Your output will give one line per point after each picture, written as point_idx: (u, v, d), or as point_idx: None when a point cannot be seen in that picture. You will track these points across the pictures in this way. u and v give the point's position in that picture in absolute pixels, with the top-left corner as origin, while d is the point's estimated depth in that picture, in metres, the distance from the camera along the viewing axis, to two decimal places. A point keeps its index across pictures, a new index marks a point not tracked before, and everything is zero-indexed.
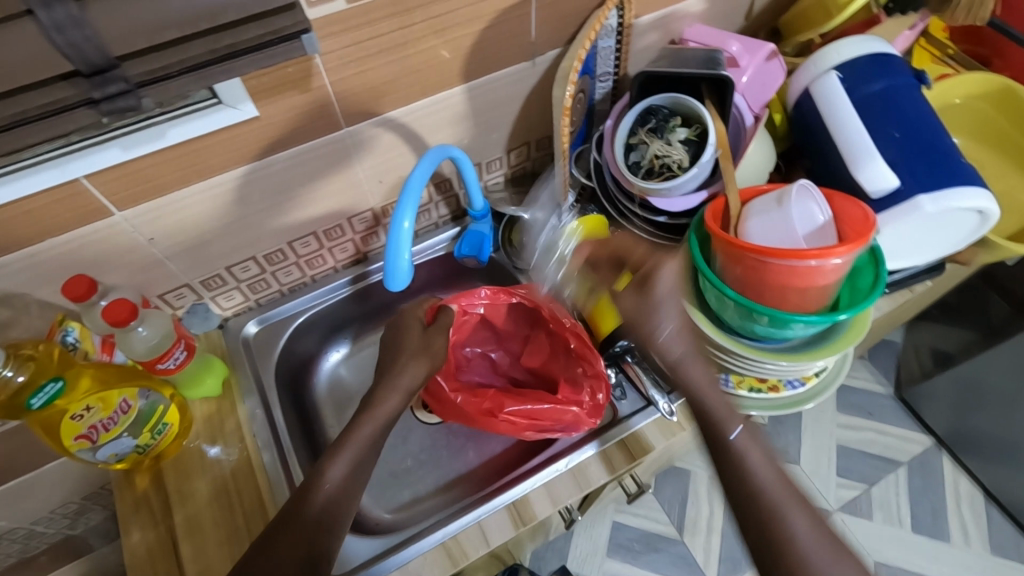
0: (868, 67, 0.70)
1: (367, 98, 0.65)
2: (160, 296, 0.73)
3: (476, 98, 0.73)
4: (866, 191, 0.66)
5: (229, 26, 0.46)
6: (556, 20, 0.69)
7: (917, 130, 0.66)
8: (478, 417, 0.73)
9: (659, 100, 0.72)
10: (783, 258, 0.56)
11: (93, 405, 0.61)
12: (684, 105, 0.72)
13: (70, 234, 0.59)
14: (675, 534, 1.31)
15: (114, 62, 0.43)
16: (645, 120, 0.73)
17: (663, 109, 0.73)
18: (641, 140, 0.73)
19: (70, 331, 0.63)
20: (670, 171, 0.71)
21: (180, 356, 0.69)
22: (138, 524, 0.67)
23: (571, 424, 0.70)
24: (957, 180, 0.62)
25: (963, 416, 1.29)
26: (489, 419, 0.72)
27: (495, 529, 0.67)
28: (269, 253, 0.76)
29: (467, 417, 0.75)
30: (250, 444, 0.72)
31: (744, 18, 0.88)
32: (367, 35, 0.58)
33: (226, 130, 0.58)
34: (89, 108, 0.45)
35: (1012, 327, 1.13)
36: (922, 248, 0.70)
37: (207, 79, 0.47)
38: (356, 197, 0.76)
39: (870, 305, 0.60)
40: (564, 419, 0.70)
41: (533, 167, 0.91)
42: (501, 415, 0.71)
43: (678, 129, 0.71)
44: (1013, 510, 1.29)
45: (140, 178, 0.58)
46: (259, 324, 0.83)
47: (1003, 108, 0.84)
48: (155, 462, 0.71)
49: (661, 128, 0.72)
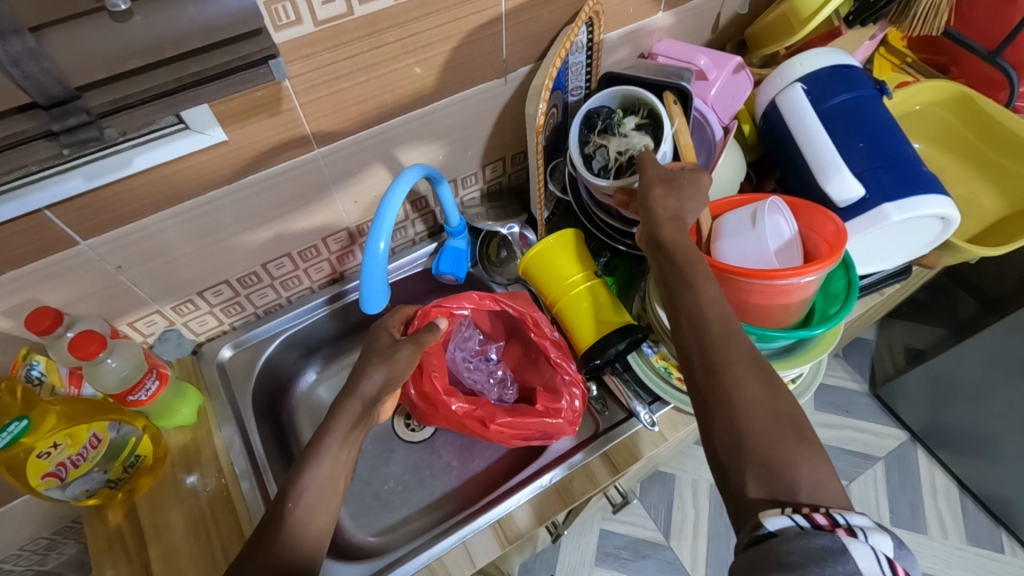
0: (831, 79, 0.72)
1: (339, 119, 0.64)
2: (130, 325, 0.71)
3: (450, 115, 0.73)
4: (834, 201, 0.67)
5: (194, 54, 0.46)
6: (527, 37, 0.70)
7: (880, 141, 0.68)
8: (467, 424, 0.71)
9: (596, 101, 0.73)
10: (761, 278, 0.57)
11: (61, 442, 0.60)
12: (620, 99, 0.73)
13: (33, 266, 0.57)
14: (662, 539, 1.31)
15: (73, 93, 0.42)
16: (590, 125, 0.73)
17: (601, 109, 0.73)
18: (595, 147, 0.72)
19: (34, 364, 0.61)
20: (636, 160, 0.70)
21: (151, 386, 0.67)
22: (111, 562, 0.65)
23: (553, 432, 0.71)
24: (919, 189, 0.64)
25: (935, 410, 1.33)
26: (478, 428, 0.71)
27: (481, 549, 0.67)
28: (243, 276, 0.75)
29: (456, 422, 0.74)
30: (228, 472, 0.71)
31: (711, 30, 0.90)
32: (337, 57, 0.58)
33: (195, 156, 0.57)
34: (50, 140, 0.44)
35: (978, 322, 1.17)
36: (891, 252, 0.71)
37: (172, 107, 0.47)
38: (330, 217, 0.76)
39: (846, 317, 0.62)
40: (547, 429, 0.70)
41: (509, 182, 0.91)
42: (491, 425, 0.70)
43: (625, 121, 0.72)
44: (986, 500, 1.32)
45: (106, 206, 0.57)
46: (233, 348, 0.81)
47: (962, 115, 0.87)
48: (129, 497, 0.69)
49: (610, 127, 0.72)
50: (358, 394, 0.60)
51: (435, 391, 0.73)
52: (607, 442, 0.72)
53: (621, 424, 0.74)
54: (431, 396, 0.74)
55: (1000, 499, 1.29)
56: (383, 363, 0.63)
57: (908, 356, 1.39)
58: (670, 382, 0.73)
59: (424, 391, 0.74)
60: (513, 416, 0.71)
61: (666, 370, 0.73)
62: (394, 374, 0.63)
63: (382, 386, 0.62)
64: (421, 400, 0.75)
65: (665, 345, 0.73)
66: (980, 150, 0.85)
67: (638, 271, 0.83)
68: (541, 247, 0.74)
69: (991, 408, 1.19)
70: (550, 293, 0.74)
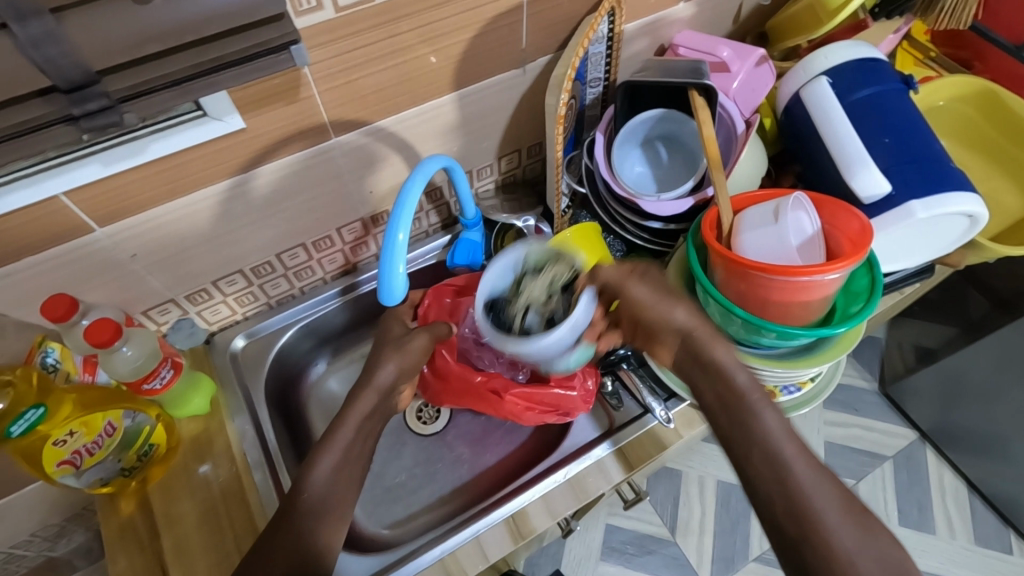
0: (855, 72, 0.70)
1: (355, 108, 0.63)
2: (144, 313, 0.71)
3: (466, 105, 0.72)
4: (858, 197, 0.66)
5: (214, 39, 0.45)
6: (547, 27, 0.68)
7: (906, 136, 0.66)
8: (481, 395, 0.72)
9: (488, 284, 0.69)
10: (784, 275, 0.56)
11: (76, 430, 0.60)
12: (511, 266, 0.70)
13: (48, 253, 0.57)
14: (668, 535, 1.31)
15: (95, 78, 0.41)
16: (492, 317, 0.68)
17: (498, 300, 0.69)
18: (522, 315, 0.67)
19: (50, 352, 0.61)
20: (568, 288, 0.68)
21: (166, 374, 0.67)
22: (123, 552, 0.65)
23: (567, 408, 0.71)
24: (947, 186, 0.63)
25: (945, 410, 1.32)
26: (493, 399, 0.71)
27: (494, 544, 0.66)
28: (256, 266, 0.74)
29: (477, 394, 0.73)
30: (240, 463, 0.70)
31: (732, 22, 0.88)
32: (356, 44, 0.57)
33: (212, 143, 0.56)
34: (68, 125, 0.43)
35: (989, 322, 1.16)
36: (913, 251, 0.70)
37: (190, 93, 0.46)
38: (345, 207, 0.75)
39: (867, 317, 0.60)
40: (563, 402, 0.70)
41: (524, 174, 0.90)
42: (506, 396, 0.70)
43: (527, 281, 0.69)
44: (997, 501, 1.31)
45: (121, 194, 0.56)
46: (246, 339, 0.81)
47: (985, 112, 0.85)
48: (141, 486, 0.68)
49: (506, 300, 0.69)
50: (373, 385, 0.61)
51: (447, 363, 0.72)
52: (619, 440, 0.72)
53: (628, 425, 0.73)
54: (444, 371, 0.73)
55: (1010, 501, 1.28)
56: (395, 355, 0.64)
57: (917, 356, 1.38)
58: (686, 379, 0.72)
59: (438, 368, 0.73)
60: (528, 388, 0.71)
61: None
62: (406, 365, 0.64)
63: (397, 375, 0.63)
64: (438, 377, 0.74)
65: None
66: (1003, 146, 0.84)
67: None
68: (558, 240, 0.72)
69: (1002, 409, 1.18)
70: None
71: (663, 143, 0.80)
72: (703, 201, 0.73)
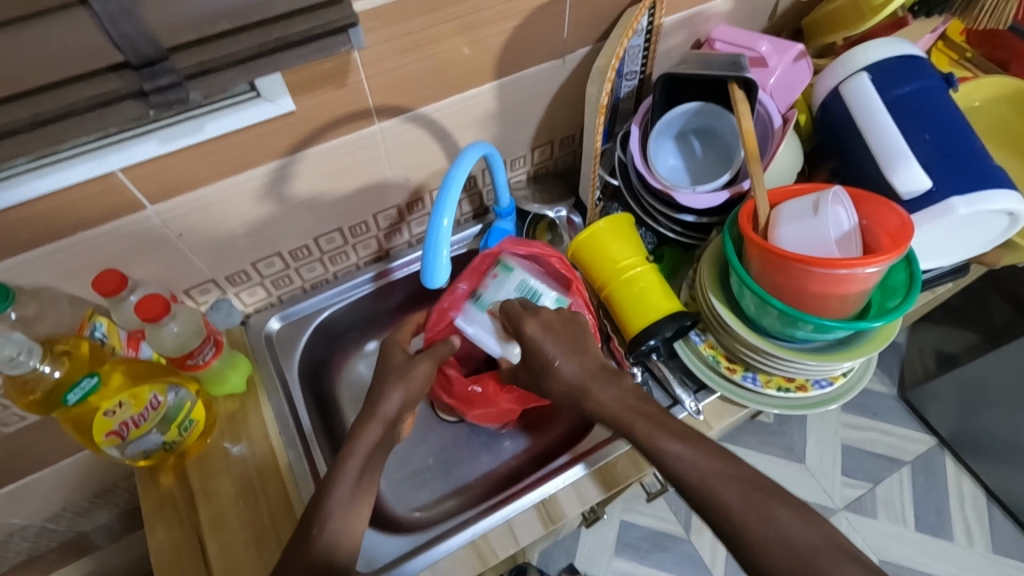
0: (896, 69, 0.70)
1: (399, 95, 0.64)
2: (186, 292, 0.72)
3: (504, 94, 0.73)
4: (897, 192, 0.66)
5: (277, 20, 0.46)
6: (588, 18, 0.69)
7: (948, 132, 0.66)
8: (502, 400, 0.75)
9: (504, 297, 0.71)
10: (822, 267, 0.57)
11: (125, 402, 0.61)
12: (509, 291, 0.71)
13: (101, 228, 0.58)
14: (682, 533, 1.31)
15: (163, 54, 0.43)
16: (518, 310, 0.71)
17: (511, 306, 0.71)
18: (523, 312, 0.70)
19: (98, 326, 0.62)
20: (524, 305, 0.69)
21: (208, 353, 0.68)
22: (163, 523, 0.66)
23: None
24: (989, 183, 0.63)
25: (966, 416, 1.31)
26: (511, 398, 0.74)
27: (524, 528, 0.67)
28: (294, 249, 0.76)
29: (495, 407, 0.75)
30: (274, 441, 0.72)
31: (768, 19, 0.89)
32: (405, 30, 0.58)
33: (263, 125, 0.58)
34: (138, 100, 0.44)
35: (1013, 327, 1.15)
36: (950, 248, 0.70)
37: (252, 72, 0.47)
38: (383, 193, 0.76)
39: (905, 312, 0.60)
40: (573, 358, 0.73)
41: (555, 166, 0.91)
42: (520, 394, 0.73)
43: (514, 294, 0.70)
44: (1017, 509, 1.30)
45: (173, 172, 0.57)
46: (281, 321, 0.82)
47: (1022, 112, 0.85)
48: (180, 460, 0.70)
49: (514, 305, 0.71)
50: (379, 415, 0.60)
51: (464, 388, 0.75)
52: (600, 458, 0.70)
53: (608, 444, 0.71)
54: (466, 396, 0.75)
55: None
56: (400, 384, 0.63)
57: (938, 361, 1.36)
58: (717, 371, 0.73)
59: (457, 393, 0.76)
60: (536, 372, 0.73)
61: (713, 359, 0.73)
62: (412, 394, 0.63)
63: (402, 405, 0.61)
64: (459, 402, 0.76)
65: (715, 334, 0.73)
66: None
67: (686, 259, 0.82)
68: (592, 231, 0.74)
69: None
70: (601, 277, 0.74)
71: (697, 136, 0.80)
72: (738, 194, 0.73)
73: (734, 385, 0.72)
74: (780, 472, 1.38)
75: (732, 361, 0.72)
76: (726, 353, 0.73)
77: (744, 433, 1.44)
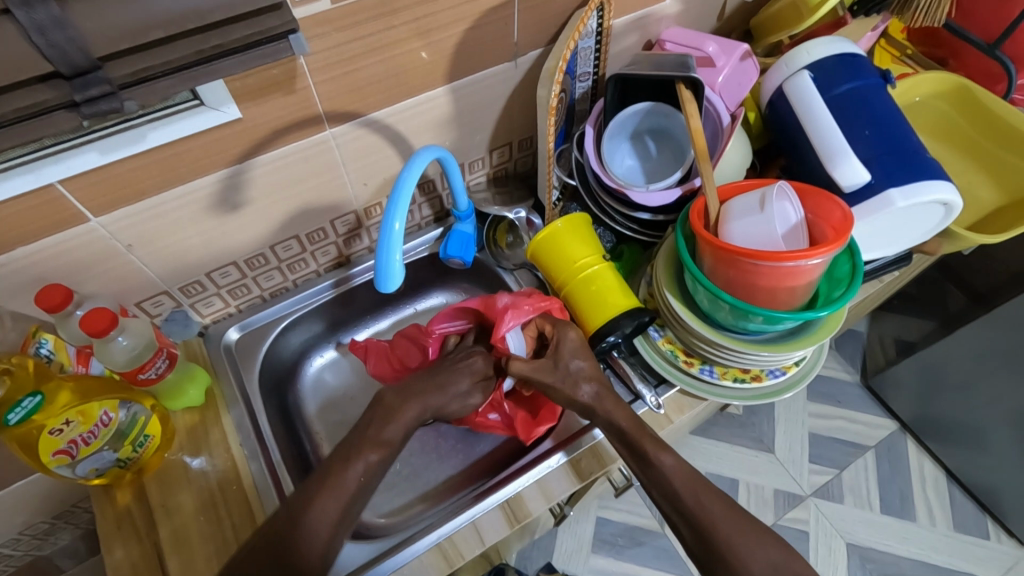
0: (836, 67, 0.73)
1: (353, 100, 0.64)
2: (137, 305, 0.71)
3: (459, 98, 0.73)
4: (840, 186, 0.68)
5: (217, 26, 0.46)
6: (539, 20, 0.70)
7: (885, 126, 0.69)
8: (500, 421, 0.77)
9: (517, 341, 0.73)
10: (766, 260, 0.58)
11: (72, 419, 0.59)
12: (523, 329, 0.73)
13: (42, 242, 0.57)
14: (657, 527, 1.33)
15: (96, 63, 0.42)
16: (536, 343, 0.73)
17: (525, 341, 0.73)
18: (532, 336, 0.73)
19: (44, 343, 0.61)
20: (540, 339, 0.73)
21: (161, 365, 0.67)
22: (120, 541, 0.65)
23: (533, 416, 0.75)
24: (925, 175, 0.65)
25: (924, 400, 1.35)
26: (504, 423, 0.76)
27: (491, 528, 0.67)
28: (250, 258, 0.75)
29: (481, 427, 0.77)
30: (236, 452, 0.71)
31: (718, 20, 0.91)
32: (352, 35, 0.58)
33: (210, 133, 0.57)
34: (70, 111, 0.44)
35: (964, 314, 1.20)
36: (893, 238, 0.73)
37: (191, 80, 0.47)
38: (340, 198, 0.76)
39: (848, 302, 0.62)
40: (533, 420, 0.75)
41: (515, 167, 0.92)
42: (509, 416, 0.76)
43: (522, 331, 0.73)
44: (973, 488, 1.35)
45: (117, 183, 0.56)
46: (239, 331, 0.81)
47: (960, 107, 0.89)
48: (137, 476, 0.69)
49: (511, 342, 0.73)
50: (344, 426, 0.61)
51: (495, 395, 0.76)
52: (574, 449, 0.72)
53: (580, 435, 0.72)
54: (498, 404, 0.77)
55: (986, 488, 1.32)
56: None
57: (898, 348, 1.41)
58: (676, 366, 0.74)
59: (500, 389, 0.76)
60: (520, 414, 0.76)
61: (671, 354, 0.74)
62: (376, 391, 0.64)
63: None
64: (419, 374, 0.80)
65: (672, 329, 0.74)
66: (977, 141, 0.87)
67: (645, 255, 0.84)
68: (548, 232, 0.74)
69: (976, 398, 1.22)
70: (559, 277, 0.75)
71: (651, 136, 0.82)
72: (690, 192, 0.75)
73: (693, 378, 0.74)
74: (749, 461, 1.41)
75: (690, 355, 0.74)
76: (684, 347, 0.74)
77: (715, 425, 1.47)
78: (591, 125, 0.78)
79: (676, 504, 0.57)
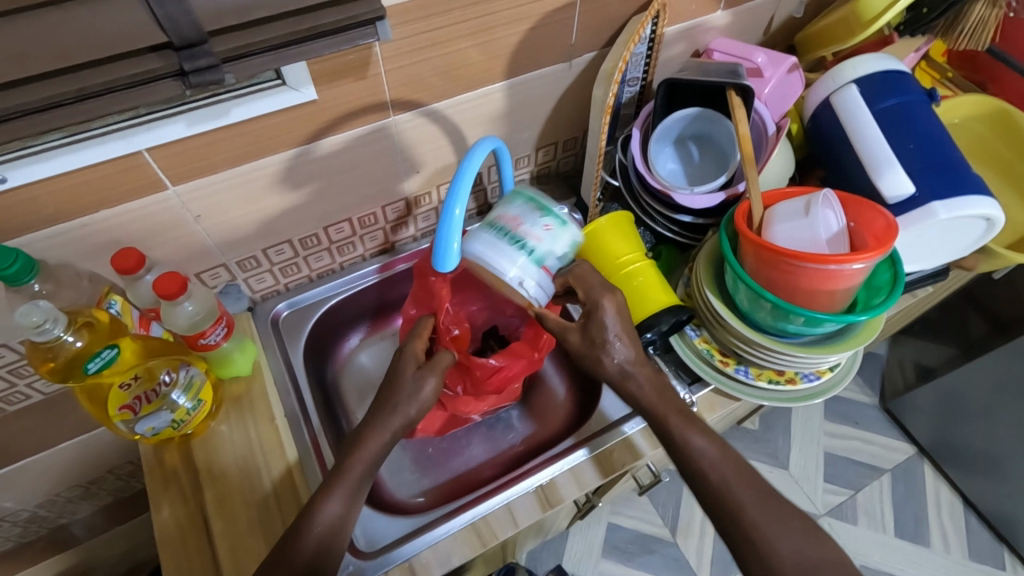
0: (883, 82, 0.74)
1: (415, 90, 0.67)
2: (197, 275, 0.74)
3: (513, 94, 0.76)
4: (883, 196, 0.70)
5: (309, 11, 0.49)
6: (595, 24, 0.73)
7: (930, 141, 0.70)
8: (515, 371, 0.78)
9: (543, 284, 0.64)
10: (810, 262, 0.60)
11: (138, 376, 0.65)
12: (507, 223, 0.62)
13: (123, 207, 0.60)
14: (669, 536, 1.33)
15: (204, 37, 0.45)
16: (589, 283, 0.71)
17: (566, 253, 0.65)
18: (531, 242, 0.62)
19: (113, 304, 0.64)
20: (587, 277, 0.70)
21: (219, 333, 0.69)
22: (167, 501, 0.67)
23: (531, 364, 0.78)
24: (968, 190, 0.67)
25: (944, 425, 1.35)
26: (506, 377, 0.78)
27: (524, 510, 0.69)
28: (304, 237, 0.78)
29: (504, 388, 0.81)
30: (279, 424, 0.73)
31: (762, 35, 0.93)
32: (425, 27, 0.61)
33: (286, 112, 0.60)
34: (176, 80, 0.47)
35: (989, 340, 1.20)
36: (931, 252, 0.74)
37: (285, 59, 0.49)
38: (391, 185, 0.78)
39: (887, 309, 0.64)
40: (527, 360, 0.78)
41: (558, 167, 0.94)
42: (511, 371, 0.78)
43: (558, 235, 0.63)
44: (990, 516, 1.34)
45: (197, 155, 0.59)
46: (287, 308, 0.84)
47: (996, 129, 0.90)
48: (185, 440, 0.71)
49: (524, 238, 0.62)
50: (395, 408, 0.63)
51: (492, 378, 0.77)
52: (607, 440, 0.73)
53: (608, 431, 0.74)
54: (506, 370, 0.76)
55: (1003, 516, 1.31)
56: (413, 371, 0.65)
57: (919, 372, 1.41)
58: (711, 365, 0.75)
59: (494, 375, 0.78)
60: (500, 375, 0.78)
61: (708, 353, 0.76)
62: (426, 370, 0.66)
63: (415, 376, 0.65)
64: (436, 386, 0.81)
65: (709, 329, 0.76)
66: (1013, 163, 0.88)
67: (683, 258, 0.86)
68: (592, 228, 0.76)
69: (998, 426, 1.22)
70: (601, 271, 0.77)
71: (694, 142, 0.84)
72: (733, 196, 0.77)
73: (727, 377, 0.75)
74: (764, 476, 1.41)
75: (725, 355, 0.75)
76: (720, 347, 0.76)
77: (731, 439, 1.47)
78: (638, 127, 0.81)
79: (705, 493, 0.58)
